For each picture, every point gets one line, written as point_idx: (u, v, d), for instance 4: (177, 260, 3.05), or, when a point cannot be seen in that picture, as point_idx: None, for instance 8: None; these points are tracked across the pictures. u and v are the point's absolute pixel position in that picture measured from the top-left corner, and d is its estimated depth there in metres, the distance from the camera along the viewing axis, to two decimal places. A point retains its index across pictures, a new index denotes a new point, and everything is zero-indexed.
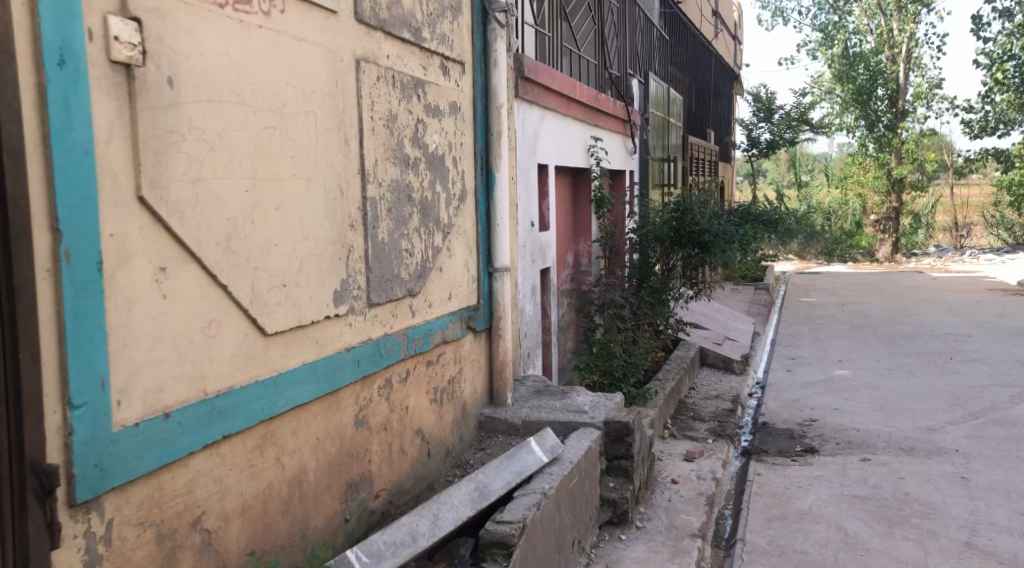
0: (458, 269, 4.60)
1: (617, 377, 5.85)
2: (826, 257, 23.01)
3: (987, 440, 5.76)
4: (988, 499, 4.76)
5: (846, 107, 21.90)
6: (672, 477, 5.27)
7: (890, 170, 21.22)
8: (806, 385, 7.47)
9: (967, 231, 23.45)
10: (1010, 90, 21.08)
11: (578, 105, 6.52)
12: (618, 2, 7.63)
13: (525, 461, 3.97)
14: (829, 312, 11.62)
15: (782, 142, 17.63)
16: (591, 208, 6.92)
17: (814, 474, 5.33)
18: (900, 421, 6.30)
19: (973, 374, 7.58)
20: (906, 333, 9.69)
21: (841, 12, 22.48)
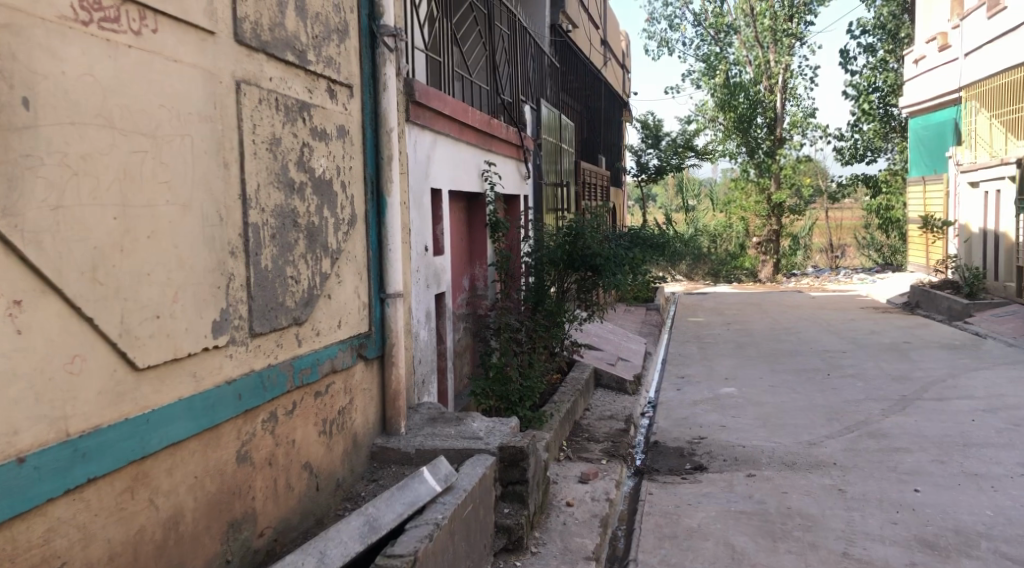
0: (347, 296, 4.49)
1: (514, 401, 5.80)
2: (713, 279, 23.66)
3: (861, 453, 6.06)
4: (862, 509, 4.99)
5: (728, 135, 22.78)
6: (567, 500, 5.29)
7: (770, 195, 22.48)
8: (695, 404, 7.67)
9: (841, 252, 24.77)
10: (875, 120, 22.55)
11: (471, 129, 6.52)
12: (510, 28, 7.71)
13: (417, 492, 3.89)
14: (715, 331, 12.02)
15: (670, 168, 18.19)
16: (486, 231, 6.91)
17: (703, 492, 5.46)
18: (783, 436, 6.56)
19: (849, 388, 7.98)
20: (787, 351, 10.12)
21: (722, 43, 23.64)
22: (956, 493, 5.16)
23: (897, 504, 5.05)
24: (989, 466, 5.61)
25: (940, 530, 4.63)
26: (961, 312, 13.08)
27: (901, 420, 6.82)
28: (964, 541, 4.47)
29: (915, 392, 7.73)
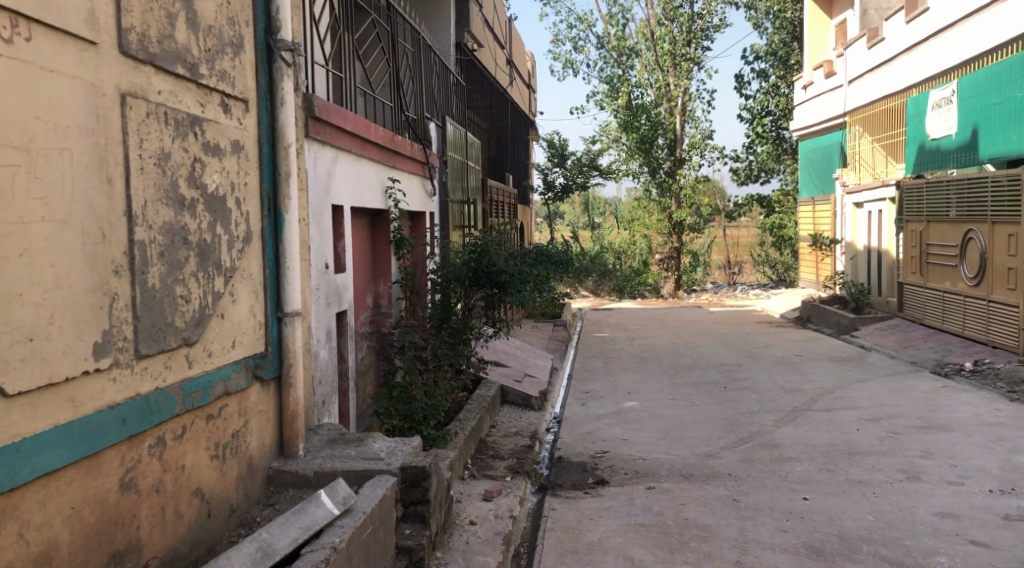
0: (242, 315, 4.37)
1: (418, 420, 5.77)
2: (617, 295, 23.75)
3: (754, 463, 6.28)
4: (755, 518, 5.17)
5: (630, 154, 23.51)
6: (470, 519, 5.27)
7: (671, 214, 23.11)
8: (599, 418, 7.79)
9: (738, 268, 25.69)
10: (769, 142, 23.58)
11: (374, 146, 6.45)
12: (414, 46, 7.70)
13: (314, 515, 3.81)
14: (619, 346, 12.24)
15: (575, 187, 18.43)
16: (390, 249, 6.85)
17: (604, 505, 5.54)
18: (681, 448, 6.73)
19: (744, 401, 8.26)
20: (687, 365, 10.40)
21: (624, 66, 24.25)
22: (842, 500, 5.41)
23: (787, 512, 5.25)
24: (871, 473, 5.91)
25: (825, 536, 4.84)
26: (848, 326, 13.75)
27: (792, 431, 7.10)
28: (847, 545, 4.68)
29: (805, 403, 8.06)
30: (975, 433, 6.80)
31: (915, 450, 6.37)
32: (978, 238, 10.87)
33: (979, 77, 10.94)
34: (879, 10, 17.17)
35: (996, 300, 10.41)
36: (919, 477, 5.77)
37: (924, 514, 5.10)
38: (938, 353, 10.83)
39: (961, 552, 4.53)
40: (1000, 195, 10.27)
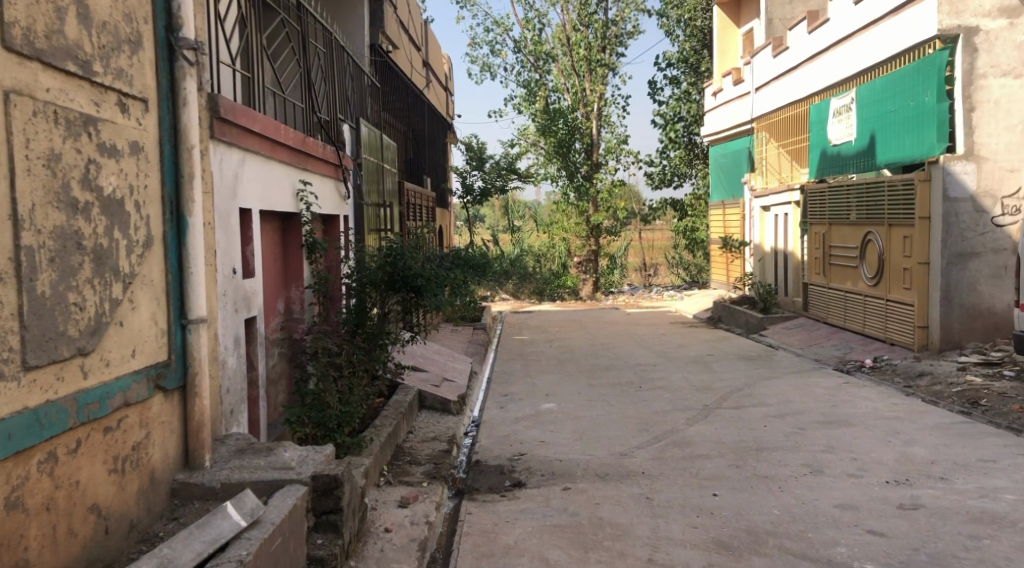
0: (142, 323, 4.20)
1: (331, 427, 5.65)
2: (537, 297, 23.77)
3: (667, 461, 6.41)
4: (666, 515, 5.27)
5: (549, 158, 23.56)
6: (385, 526, 5.20)
7: (589, 218, 23.50)
8: (516, 420, 7.82)
9: (654, 271, 26.15)
10: (681, 147, 24.19)
11: (284, 147, 6.31)
12: (326, 46, 7.58)
13: (219, 528, 3.69)
14: (538, 348, 12.32)
15: (493, 190, 18.39)
16: (302, 253, 6.72)
17: (520, 508, 5.56)
18: (597, 448, 6.81)
19: (657, 400, 8.43)
20: (602, 366, 10.55)
21: (541, 70, 24.44)
22: (749, 495, 5.57)
23: (698, 508, 5.38)
24: (778, 468, 6.10)
25: (734, 531, 4.97)
26: (757, 325, 14.19)
27: (703, 428, 7.27)
28: (754, 539, 4.82)
29: (715, 402, 8.28)
30: (873, 426, 7.11)
31: (818, 445, 6.62)
32: (876, 240, 11.38)
33: (876, 86, 11.54)
34: (783, 20, 17.82)
35: (893, 298, 10.91)
36: (822, 471, 5.99)
37: (826, 506, 5.30)
38: (840, 351, 11.30)
39: (860, 542, 4.72)
40: (896, 199, 10.79)
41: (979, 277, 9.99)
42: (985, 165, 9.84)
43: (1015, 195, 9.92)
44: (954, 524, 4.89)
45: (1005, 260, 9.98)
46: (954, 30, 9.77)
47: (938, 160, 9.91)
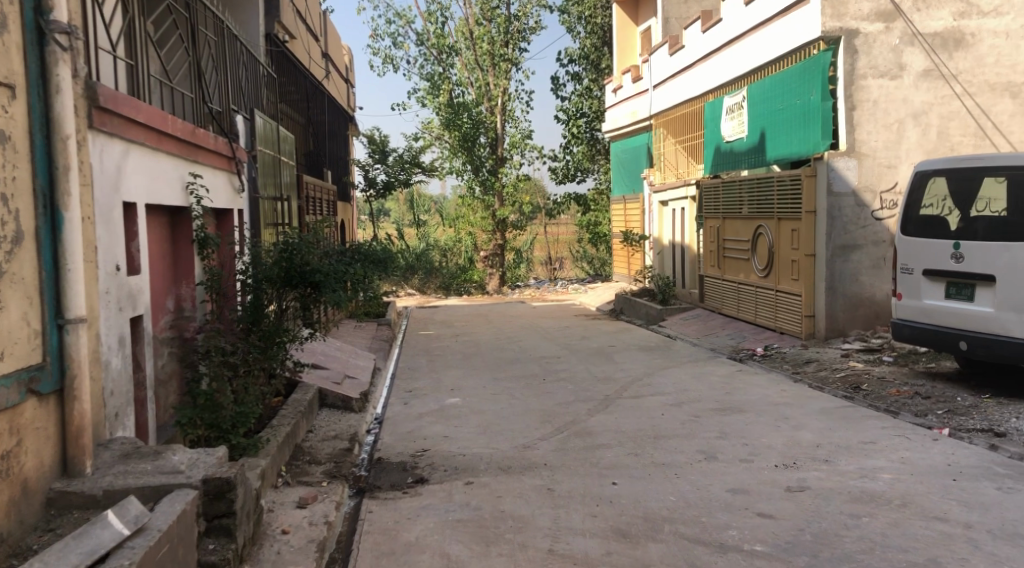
0: (11, 323, 3.94)
1: (226, 429, 5.44)
2: (443, 292, 23.77)
3: (568, 452, 6.49)
4: (567, 506, 5.34)
5: (454, 152, 23.40)
6: (282, 528, 5.06)
7: (494, 212, 23.54)
8: (420, 416, 7.76)
9: (559, 264, 26.36)
10: (583, 143, 24.53)
11: (171, 139, 6.05)
12: (216, 34, 7.31)
13: (98, 539, 3.50)
14: (443, 343, 12.26)
15: (397, 184, 18.15)
16: (193, 248, 6.47)
17: (422, 504, 5.52)
18: (500, 441, 6.84)
19: (560, 392, 8.53)
20: (507, 360, 10.59)
21: (445, 64, 24.30)
22: (647, 483, 5.70)
23: (598, 497, 5.47)
24: (674, 455, 6.27)
25: (631, 518, 5.08)
26: (656, 317, 14.53)
27: (604, 418, 7.40)
28: (651, 526, 4.94)
29: (616, 392, 8.44)
30: (764, 412, 7.39)
31: (712, 432, 6.83)
32: (766, 234, 11.85)
33: (765, 84, 11.98)
34: (679, 19, 18.31)
35: (783, 289, 11.38)
36: (716, 456, 6.19)
37: (719, 491, 5.47)
38: (734, 340, 11.70)
39: (750, 525, 4.89)
40: (785, 193, 11.25)
41: (861, 268, 10.51)
42: (865, 162, 10.37)
43: (893, 190, 10.45)
44: (837, 504, 5.13)
45: (884, 251, 10.51)
46: (836, 32, 10.23)
47: (823, 156, 10.40)
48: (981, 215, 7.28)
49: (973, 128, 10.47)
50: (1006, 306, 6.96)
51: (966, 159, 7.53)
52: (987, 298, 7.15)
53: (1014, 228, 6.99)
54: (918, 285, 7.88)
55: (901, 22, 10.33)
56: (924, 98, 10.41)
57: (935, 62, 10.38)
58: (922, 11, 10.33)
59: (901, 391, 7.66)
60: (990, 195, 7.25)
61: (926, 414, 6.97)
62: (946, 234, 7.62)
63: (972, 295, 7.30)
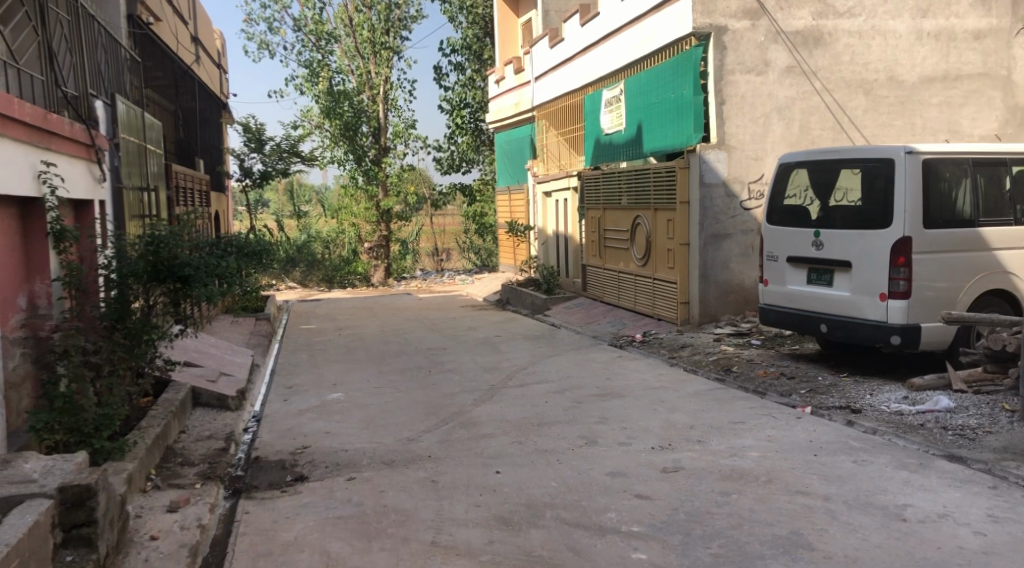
0: None
1: (87, 433, 5.16)
2: (326, 284, 23.12)
3: (452, 443, 6.49)
4: (450, 497, 5.33)
5: (335, 141, 23.01)
6: (151, 534, 4.82)
7: (378, 202, 23.26)
8: (300, 413, 7.57)
9: (445, 255, 25.98)
10: (468, 133, 24.49)
11: (19, 125, 5.64)
12: (69, 14, 6.89)
13: None
14: (325, 337, 11.98)
15: (274, 174, 17.51)
16: (47, 241, 6.08)
17: (302, 502, 5.38)
18: (383, 435, 6.76)
19: (445, 383, 8.51)
20: (392, 353, 10.46)
21: (324, 51, 23.72)
22: (530, 470, 5.76)
23: (481, 487, 5.49)
24: (556, 442, 6.37)
25: (514, 506, 5.12)
26: (541, 306, 14.70)
27: (489, 408, 7.43)
28: (533, 513, 4.99)
29: (501, 381, 8.49)
30: (642, 397, 7.60)
31: (594, 417, 6.98)
32: (644, 224, 12.22)
33: (641, 78, 12.32)
34: (558, 12, 18.57)
35: (660, 277, 11.77)
36: (596, 441, 6.33)
37: (599, 475, 5.59)
38: (615, 327, 12.00)
39: (628, 506, 5.03)
40: (661, 185, 11.63)
41: (731, 257, 10.97)
42: (734, 154, 10.83)
43: (760, 181, 10.95)
44: (709, 482, 5.34)
45: (753, 240, 11.02)
46: (706, 29, 10.62)
47: (696, 148, 10.79)
48: (839, 205, 7.69)
49: (831, 122, 11.08)
50: (861, 289, 7.41)
51: (825, 151, 7.94)
52: (844, 282, 7.60)
53: (869, 217, 7.42)
54: (783, 272, 8.31)
55: (766, 20, 10.81)
56: (787, 93, 10.93)
57: (797, 59, 10.91)
58: (784, 10, 10.83)
59: (768, 372, 8.06)
60: (846, 185, 7.65)
61: (791, 393, 7.36)
62: (807, 223, 8.04)
63: (832, 280, 7.74)
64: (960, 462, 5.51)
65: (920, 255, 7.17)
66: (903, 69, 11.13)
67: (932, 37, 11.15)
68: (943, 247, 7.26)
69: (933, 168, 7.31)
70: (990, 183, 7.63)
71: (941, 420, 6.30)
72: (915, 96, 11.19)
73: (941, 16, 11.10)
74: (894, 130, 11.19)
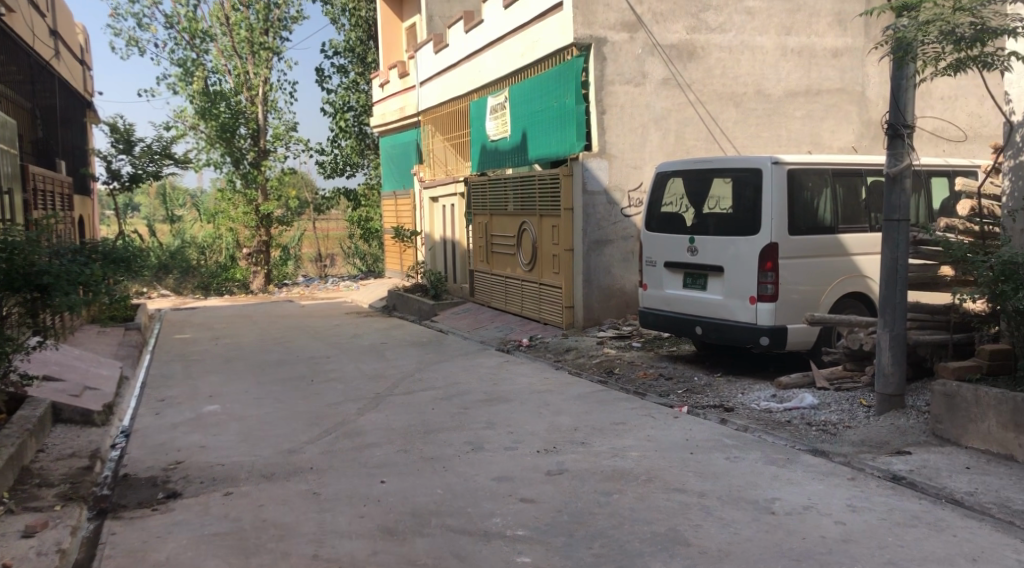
0: None
1: None
2: (202, 292, 22.25)
3: (335, 453, 6.35)
4: (333, 509, 5.21)
5: (211, 143, 22.10)
6: (3, 562, 4.46)
7: (257, 206, 22.37)
8: (174, 427, 7.22)
9: (329, 261, 25.51)
10: (352, 137, 24.10)
11: None
12: None
13: None
14: (200, 347, 11.49)
15: (145, 177, 16.67)
16: None
17: (175, 520, 5.13)
18: (263, 448, 6.54)
19: (328, 392, 8.32)
20: (273, 362, 10.14)
21: (198, 49, 22.80)
22: (414, 478, 5.71)
23: (365, 497, 5.39)
24: (441, 448, 6.34)
25: (399, 515, 5.06)
26: (428, 312, 14.61)
27: (373, 417, 7.32)
28: (418, 521, 4.95)
29: (386, 389, 8.38)
30: (527, 401, 7.68)
31: (480, 423, 6.99)
32: (530, 230, 12.38)
33: (526, 86, 12.48)
34: (443, 18, 18.58)
35: (546, 282, 11.94)
36: (482, 447, 6.35)
37: (484, 480, 5.60)
38: (502, 332, 12.08)
39: (513, 510, 5.05)
40: (546, 191, 11.83)
41: (613, 262, 11.26)
42: (614, 162, 11.12)
43: (639, 189, 11.28)
44: (592, 483, 5.45)
45: (633, 245, 11.35)
46: (586, 39, 10.90)
47: (579, 156, 11.02)
48: (712, 212, 8.03)
49: (704, 133, 11.55)
50: (733, 293, 7.75)
51: (698, 161, 8.28)
52: (717, 287, 7.93)
53: (739, 224, 7.78)
54: (660, 276, 8.59)
55: (643, 33, 11.18)
56: (664, 104, 11.33)
57: (672, 72, 11.33)
58: (659, 23, 11.23)
59: (648, 373, 8.32)
60: (719, 194, 8.00)
61: (669, 394, 7.62)
62: (682, 229, 8.35)
63: (706, 284, 8.06)
64: (822, 455, 5.85)
65: (785, 261, 7.57)
66: (769, 83, 11.73)
67: (795, 54, 11.81)
68: (806, 253, 7.69)
69: (796, 178, 7.75)
70: (848, 192, 8.14)
71: (806, 417, 6.67)
72: (781, 109, 11.81)
73: (803, 34, 11.78)
74: (761, 141, 11.78)
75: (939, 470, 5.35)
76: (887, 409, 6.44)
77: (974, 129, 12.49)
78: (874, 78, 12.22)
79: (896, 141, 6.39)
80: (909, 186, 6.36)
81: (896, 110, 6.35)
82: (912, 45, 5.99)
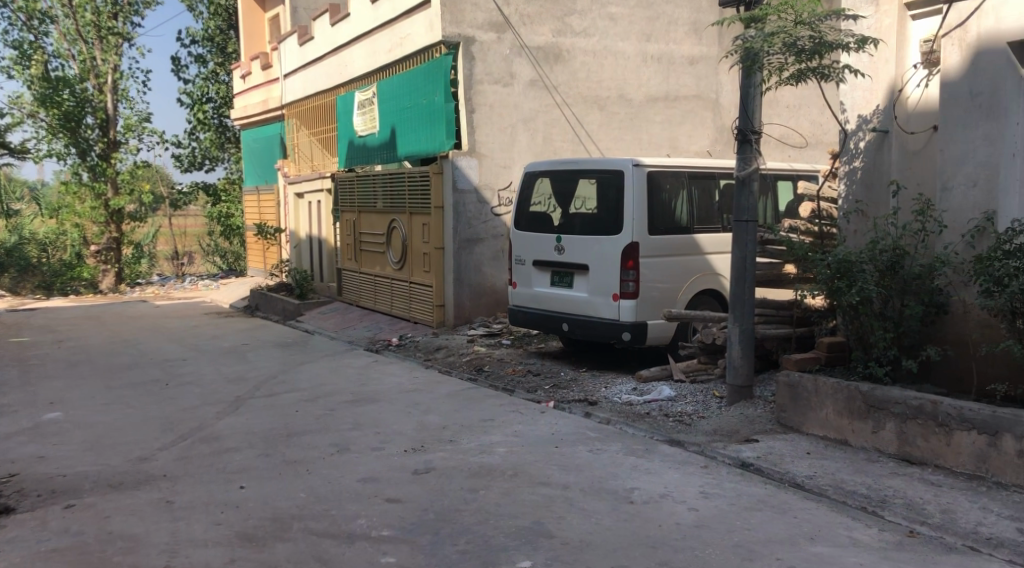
0: None
1: None
2: (44, 292, 20.90)
3: (191, 460, 6.06)
4: (187, 517, 4.97)
5: (53, 132, 20.48)
6: None
7: (107, 201, 21.24)
8: (8, 437, 6.67)
9: (187, 259, 24.28)
10: (211, 129, 23.14)
11: None
12: None
13: None
14: (40, 351, 10.68)
15: None
16: None
17: (7, 537, 4.74)
18: (111, 456, 6.16)
19: (184, 396, 7.93)
20: (123, 366, 9.55)
21: (36, 31, 21.15)
22: (276, 482, 5.53)
23: (222, 504, 5.17)
24: (305, 452, 6.17)
25: (258, 521, 4.88)
26: (294, 311, 14.18)
27: (233, 421, 7.03)
28: (279, 526, 4.80)
29: (247, 392, 8.07)
30: (395, 400, 7.60)
31: (346, 424, 6.85)
32: (400, 227, 12.28)
33: (394, 82, 12.35)
34: (308, 10, 18.12)
35: (416, 281, 11.87)
36: (348, 448, 6.22)
37: (349, 482, 5.50)
38: (370, 331, 11.90)
39: (378, 511, 4.99)
40: (415, 188, 11.75)
41: (483, 260, 11.32)
42: (484, 161, 11.18)
43: (508, 188, 11.40)
44: (458, 481, 5.46)
45: (502, 244, 11.46)
46: (455, 38, 10.93)
47: (449, 155, 11.02)
48: (577, 212, 8.22)
49: (571, 134, 11.80)
50: (597, 291, 7.98)
51: (564, 162, 8.46)
52: (582, 285, 8.14)
53: (603, 223, 8.01)
54: (529, 275, 8.72)
55: (511, 34, 11.30)
56: (532, 106, 11.49)
57: (539, 74, 11.51)
58: (527, 25, 11.39)
59: (516, 370, 8.42)
60: (584, 195, 8.21)
61: (536, 390, 7.74)
62: (550, 229, 8.51)
63: (572, 282, 8.25)
64: (679, 445, 6.10)
65: (646, 259, 7.85)
66: (631, 88, 12.13)
67: (655, 60, 12.27)
68: (665, 252, 8.01)
69: (655, 179, 8.06)
70: (703, 194, 8.53)
71: (664, 408, 6.94)
72: (642, 114, 12.23)
73: (662, 41, 12.27)
74: (624, 144, 12.17)
75: (783, 456, 5.70)
76: (737, 400, 6.81)
77: (815, 137, 13.39)
78: (727, 85, 12.88)
79: (746, 145, 6.76)
80: (756, 189, 6.72)
81: (744, 117, 6.71)
82: (759, 55, 6.34)
